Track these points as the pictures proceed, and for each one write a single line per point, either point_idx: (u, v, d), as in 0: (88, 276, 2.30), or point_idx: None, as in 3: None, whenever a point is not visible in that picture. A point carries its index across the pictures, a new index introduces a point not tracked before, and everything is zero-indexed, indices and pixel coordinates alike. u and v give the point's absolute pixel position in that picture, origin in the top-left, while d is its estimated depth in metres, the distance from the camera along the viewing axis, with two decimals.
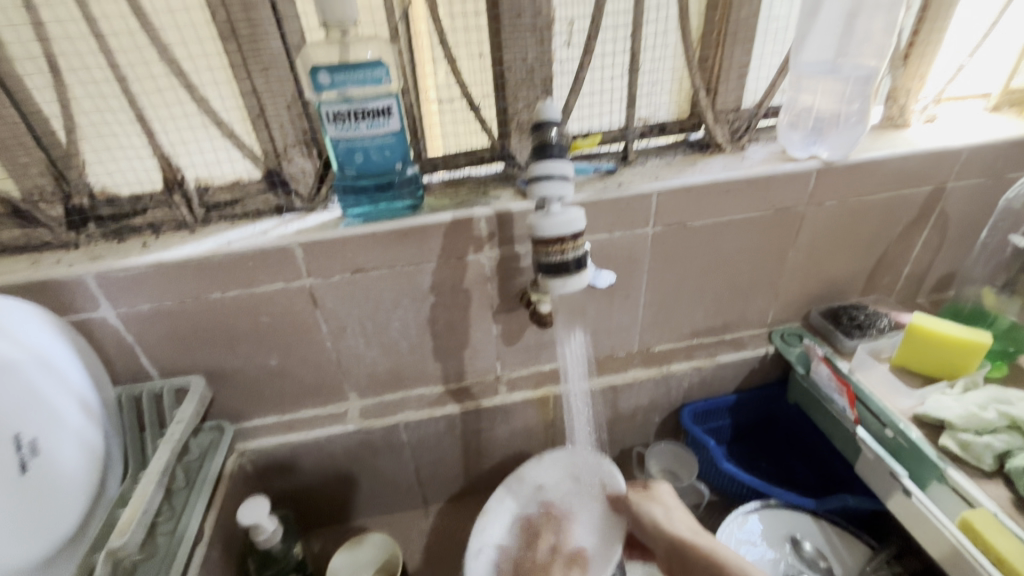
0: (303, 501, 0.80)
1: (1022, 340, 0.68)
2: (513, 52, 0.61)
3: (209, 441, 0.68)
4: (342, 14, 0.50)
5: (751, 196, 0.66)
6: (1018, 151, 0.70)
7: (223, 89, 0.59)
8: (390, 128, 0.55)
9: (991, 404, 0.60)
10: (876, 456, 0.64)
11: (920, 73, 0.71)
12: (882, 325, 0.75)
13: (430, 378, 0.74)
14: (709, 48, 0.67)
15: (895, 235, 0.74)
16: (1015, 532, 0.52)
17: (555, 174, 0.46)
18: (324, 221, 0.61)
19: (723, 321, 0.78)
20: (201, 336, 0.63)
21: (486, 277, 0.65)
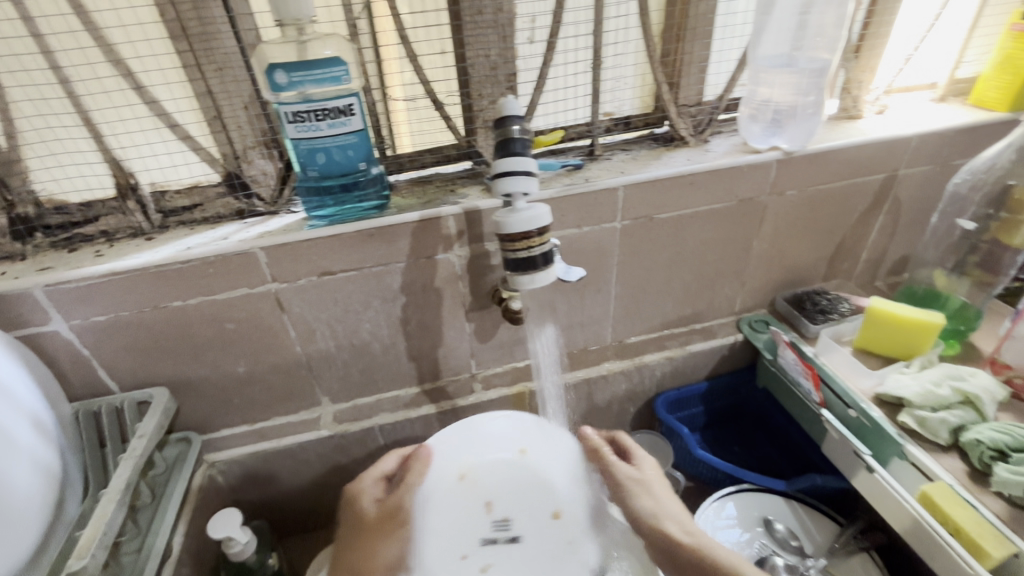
0: (279, 511, 0.78)
1: (971, 319, 0.71)
2: (475, 49, 0.61)
3: (176, 453, 0.66)
4: (297, 12, 0.49)
5: (716, 187, 0.67)
6: (963, 139, 0.73)
7: (175, 90, 0.57)
8: (352, 127, 0.55)
9: (946, 381, 0.63)
10: (841, 436, 0.66)
11: (870, 65, 0.74)
12: (843, 309, 0.77)
13: (405, 380, 0.73)
14: (671, 43, 0.68)
15: (853, 222, 0.77)
16: (971, 502, 0.54)
17: (519, 170, 0.45)
18: (287, 224, 0.60)
19: (693, 310, 0.79)
20: (162, 346, 0.60)
21: (456, 276, 0.65)
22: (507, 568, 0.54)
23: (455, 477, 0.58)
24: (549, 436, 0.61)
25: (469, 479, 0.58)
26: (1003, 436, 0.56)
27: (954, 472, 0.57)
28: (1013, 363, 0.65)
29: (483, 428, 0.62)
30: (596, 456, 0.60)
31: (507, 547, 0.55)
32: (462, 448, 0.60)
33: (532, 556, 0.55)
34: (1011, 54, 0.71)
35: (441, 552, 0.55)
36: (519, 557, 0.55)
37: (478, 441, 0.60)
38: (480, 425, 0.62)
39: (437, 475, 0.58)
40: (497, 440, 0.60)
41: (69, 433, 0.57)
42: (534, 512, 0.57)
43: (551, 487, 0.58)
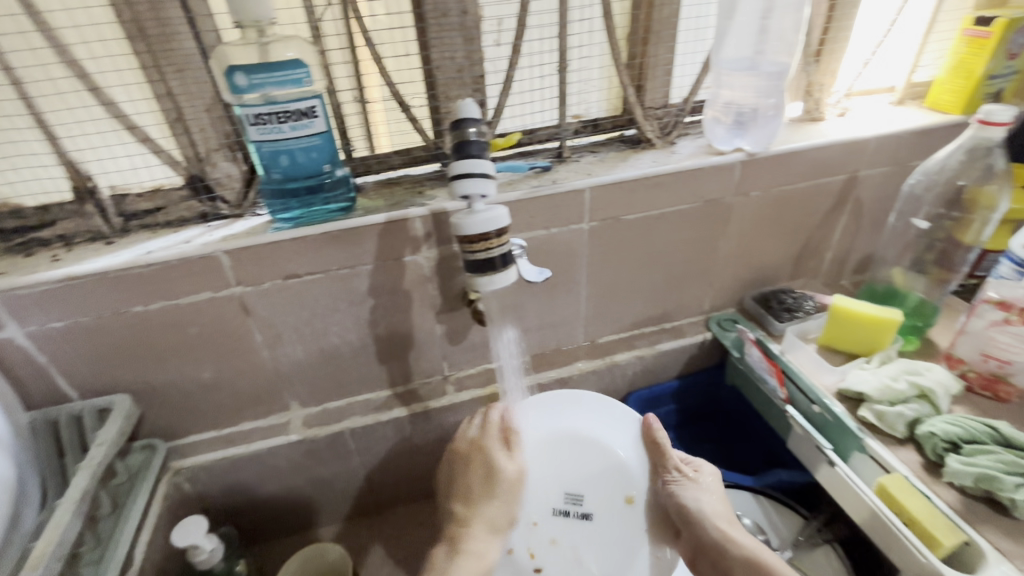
0: (250, 517, 0.78)
1: (927, 314, 0.74)
2: (441, 51, 0.61)
3: (141, 461, 0.65)
4: (256, 14, 0.49)
5: (682, 188, 0.68)
6: (919, 141, 0.75)
7: (133, 91, 0.56)
8: (316, 128, 0.54)
9: (903, 376, 0.64)
10: (805, 431, 0.68)
11: (831, 69, 0.76)
12: (808, 307, 0.79)
13: (376, 383, 0.73)
14: (636, 46, 0.69)
15: (816, 222, 0.79)
16: (924, 493, 0.56)
17: (476, 172, 0.45)
18: (252, 227, 0.59)
19: (663, 310, 0.80)
20: (123, 352, 0.59)
21: (425, 278, 0.65)
22: (577, 539, 0.57)
23: (533, 447, 0.61)
24: (617, 419, 0.62)
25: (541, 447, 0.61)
26: (956, 428, 0.58)
27: (910, 464, 0.59)
28: (967, 357, 0.66)
29: (560, 404, 0.63)
30: (655, 448, 0.61)
31: (579, 523, 0.58)
32: (536, 423, 0.62)
33: (602, 535, 0.57)
34: (963, 59, 0.74)
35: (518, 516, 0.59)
36: (590, 534, 0.57)
37: (553, 416, 0.62)
38: (551, 401, 0.63)
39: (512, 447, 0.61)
40: (573, 417, 0.61)
41: (25, 441, 0.55)
42: (606, 492, 0.58)
43: (622, 470, 0.59)
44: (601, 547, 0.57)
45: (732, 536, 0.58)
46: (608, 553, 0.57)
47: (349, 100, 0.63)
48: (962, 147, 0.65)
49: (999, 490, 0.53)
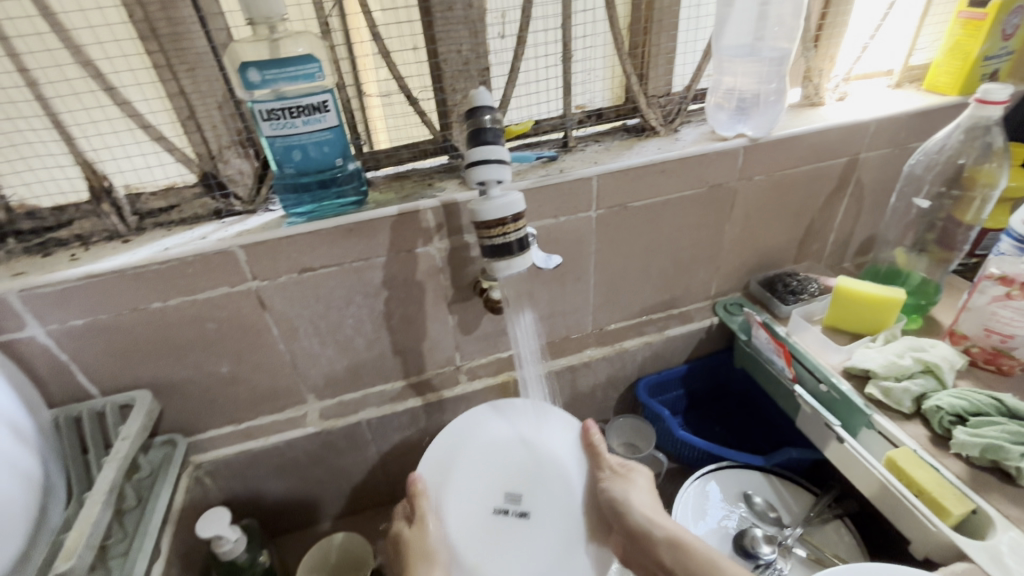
0: (268, 510, 0.79)
1: (931, 293, 0.75)
2: (447, 44, 0.62)
3: (162, 456, 0.66)
4: (268, 10, 0.50)
5: (687, 174, 0.69)
6: (918, 123, 0.77)
7: (146, 91, 0.57)
8: (328, 123, 0.55)
9: (908, 352, 0.66)
10: (813, 409, 0.69)
11: (829, 54, 0.77)
12: (813, 289, 0.80)
13: (390, 374, 0.74)
14: (638, 36, 0.70)
15: (819, 205, 0.80)
16: (932, 465, 0.57)
17: (492, 158, 0.46)
18: (267, 222, 0.60)
19: (670, 296, 0.81)
20: (143, 349, 0.60)
21: (437, 269, 0.66)
22: (517, 539, 0.58)
23: (488, 447, 0.62)
24: (563, 424, 0.64)
25: (491, 448, 0.62)
26: (962, 402, 0.59)
27: (918, 438, 0.60)
28: (970, 333, 0.67)
29: (521, 410, 0.64)
30: (594, 453, 0.64)
31: (517, 521, 0.59)
32: (493, 419, 0.64)
33: (539, 528, 0.59)
34: (959, 40, 0.75)
35: (464, 516, 0.59)
36: (526, 533, 0.58)
37: (513, 422, 0.63)
38: (517, 406, 0.64)
39: (469, 442, 0.62)
40: (531, 422, 0.63)
41: (50, 438, 0.56)
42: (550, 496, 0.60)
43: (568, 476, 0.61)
44: (534, 550, 0.58)
45: (658, 520, 0.59)
46: (546, 555, 0.58)
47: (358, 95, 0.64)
48: (960, 126, 0.67)
49: (1004, 460, 0.54)
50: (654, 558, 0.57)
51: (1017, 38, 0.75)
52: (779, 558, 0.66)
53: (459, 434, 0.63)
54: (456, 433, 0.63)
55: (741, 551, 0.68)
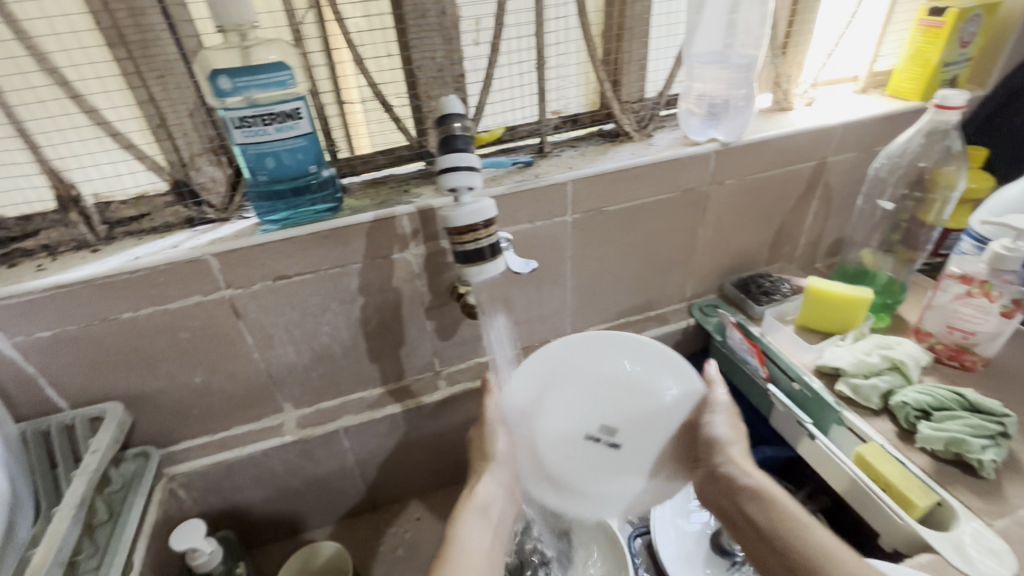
0: (247, 521, 0.78)
1: (897, 292, 0.77)
2: (421, 52, 0.62)
3: (135, 468, 0.64)
4: (238, 17, 0.50)
5: (660, 179, 0.70)
6: (883, 127, 0.79)
7: (115, 98, 0.56)
8: (301, 130, 0.55)
9: (875, 350, 0.68)
10: (786, 407, 0.71)
11: (797, 61, 0.79)
12: (785, 289, 0.82)
13: (368, 381, 0.73)
14: (611, 42, 0.71)
15: (790, 207, 0.82)
16: (899, 459, 0.59)
17: (462, 165, 0.47)
18: (240, 230, 0.60)
19: (647, 298, 0.83)
20: (113, 360, 0.59)
21: (414, 275, 0.66)
22: (603, 464, 0.58)
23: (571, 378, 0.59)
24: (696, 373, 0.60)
25: (586, 379, 0.59)
26: (926, 397, 0.61)
27: (885, 434, 0.62)
28: (934, 330, 0.69)
29: (602, 341, 0.61)
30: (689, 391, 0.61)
31: (607, 451, 0.58)
32: (587, 352, 0.60)
33: (626, 462, 0.58)
34: (920, 48, 0.77)
35: (554, 434, 0.58)
36: (614, 462, 0.58)
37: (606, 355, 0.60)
38: (646, 348, 0.60)
39: (558, 372, 0.59)
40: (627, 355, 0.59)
41: (16, 452, 0.55)
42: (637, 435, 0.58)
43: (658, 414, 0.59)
44: (614, 475, 0.58)
45: (746, 470, 0.59)
46: (626, 479, 0.59)
47: (332, 102, 0.64)
48: (922, 131, 0.69)
49: (967, 452, 0.56)
50: (737, 504, 0.59)
51: (975, 45, 0.78)
52: None
53: (552, 360, 0.60)
54: (552, 356, 0.60)
55: (718, 548, 0.68)
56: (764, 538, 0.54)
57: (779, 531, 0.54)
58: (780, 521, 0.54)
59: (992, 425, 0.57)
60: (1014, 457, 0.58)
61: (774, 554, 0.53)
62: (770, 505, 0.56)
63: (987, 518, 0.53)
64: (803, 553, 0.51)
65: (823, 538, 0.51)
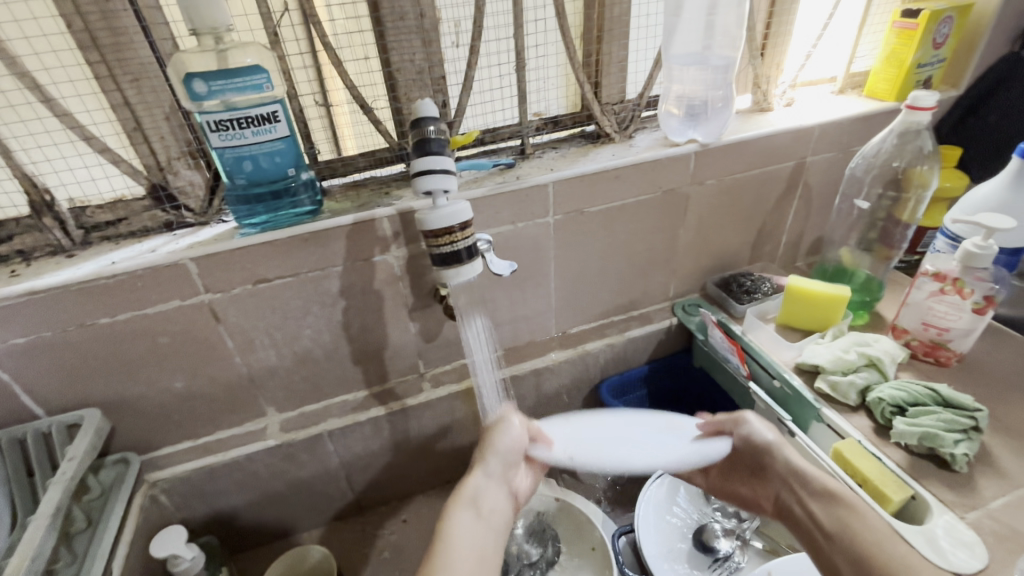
0: (231, 526, 0.77)
1: (875, 290, 0.78)
2: (400, 54, 0.62)
3: (114, 475, 0.64)
4: (212, 20, 0.49)
5: (640, 180, 0.71)
6: (860, 127, 0.80)
7: (87, 102, 0.56)
8: (278, 133, 0.55)
9: (853, 348, 0.69)
10: (766, 405, 0.72)
11: (775, 62, 0.80)
12: (765, 289, 0.83)
13: (352, 383, 0.73)
14: (591, 44, 0.72)
15: (770, 207, 0.83)
16: (875, 455, 0.60)
17: (437, 168, 0.47)
18: (219, 233, 0.60)
19: (630, 298, 0.83)
20: (90, 366, 0.59)
21: (396, 277, 0.66)
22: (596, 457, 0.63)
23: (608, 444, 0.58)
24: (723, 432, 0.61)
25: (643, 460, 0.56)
26: (901, 393, 0.62)
27: (863, 429, 0.63)
28: (910, 327, 0.71)
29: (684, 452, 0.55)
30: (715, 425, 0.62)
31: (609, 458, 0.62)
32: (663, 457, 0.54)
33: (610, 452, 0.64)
34: (894, 49, 0.78)
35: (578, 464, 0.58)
36: None
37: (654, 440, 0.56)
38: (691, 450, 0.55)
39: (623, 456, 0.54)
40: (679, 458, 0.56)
41: None
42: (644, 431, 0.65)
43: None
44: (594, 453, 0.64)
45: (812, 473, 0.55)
46: None
47: (314, 104, 0.64)
48: (894, 132, 0.70)
49: (939, 447, 0.57)
50: (804, 510, 0.54)
51: (948, 47, 0.80)
52: (735, 550, 0.69)
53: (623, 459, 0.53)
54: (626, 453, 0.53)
55: (700, 545, 0.69)
56: (836, 546, 0.50)
57: (851, 535, 0.49)
58: (848, 523, 0.50)
59: (964, 420, 0.58)
60: (986, 450, 0.59)
61: (850, 564, 0.48)
62: (838, 504, 0.51)
63: (960, 510, 0.54)
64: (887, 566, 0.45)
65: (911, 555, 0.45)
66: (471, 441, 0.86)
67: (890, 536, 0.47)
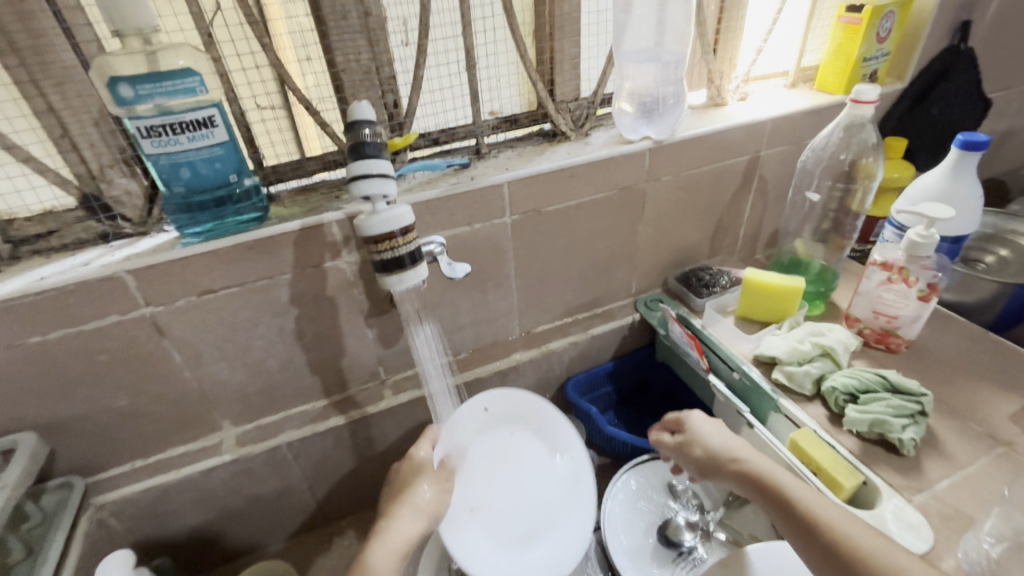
0: (188, 545, 0.75)
1: (829, 281, 0.80)
2: (344, 54, 0.60)
3: (57, 501, 0.61)
4: (137, 22, 0.47)
5: (597, 177, 0.71)
6: (811, 121, 0.82)
7: (7, 109, 0.52)
8: (216, 139, 0.53)
9: (808, 338, 0.70)
10: (726, 398, 0.73)
11: (727, 57, 0.81)
12: (724, 282, 0.83)
13: (310, 394, 0.72)
14: (544, 41, 0.71)
15: (728, 201, 0.84)
16: (829, 443, 0.61)
17: (375, 172, 0.46)
18: (158, 244, 0.57)
19: (593, 296, 0.83)
20: (22, 387, 0.56)
21: (349, 283, 0.64)
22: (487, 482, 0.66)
23: (503, 535, 0.65)
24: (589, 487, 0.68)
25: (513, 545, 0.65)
26: (853, 380, 0.63)
27: (817, 418, 0.64)
28: (862, 316, 0.73)
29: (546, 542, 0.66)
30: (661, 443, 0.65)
31: (497, 487, 0.66)
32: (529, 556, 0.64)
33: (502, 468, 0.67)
34: (841, 44, 0.80)
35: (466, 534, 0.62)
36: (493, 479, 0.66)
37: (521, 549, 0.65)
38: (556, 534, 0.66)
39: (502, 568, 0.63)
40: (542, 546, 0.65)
41: None
42: (536, 467, 0.69)
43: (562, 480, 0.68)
44: (486, 470, 0.66)
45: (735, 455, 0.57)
46: (494, 464, 0.67)
47: (267, 105, 0.62)
48: (840, 125, 0.72)
49: (889, 432, 0.59)
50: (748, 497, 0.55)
51: (892, 40, 0.82)
52: (699, 546, 0.68)
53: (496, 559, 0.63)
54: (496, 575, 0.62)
55: (665, 540, 0.69)
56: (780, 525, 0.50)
57: (791, 515, 0.49)
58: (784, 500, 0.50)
59: (911, 405, 0.60)
60: (933, 434, 0.61)
61: (798, 543, 0.48)
62: (770, 487, 0.52)
63: (908, 493, 0.56)
64: (829, 542, 0.46)
65: (851, 529, 0.46)
66: None
67: (822, 507, 0.48)
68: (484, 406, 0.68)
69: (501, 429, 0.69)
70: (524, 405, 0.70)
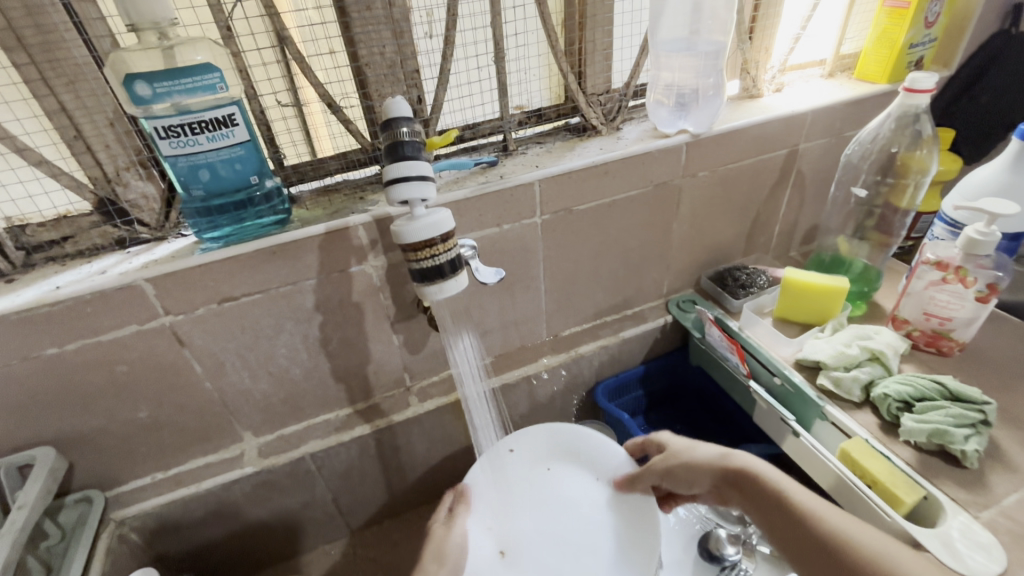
0: (212, 556, 0.73)
1: (872, 280, 0.76)
2: (368, 47, 0.57)
3: (77, 516, 0.59)
4: (153, 14, 0.44)
5: (631, 173, 0.67)
6: (853, 112, 0.78)
7: (17, 109, 0.49)
8: (238, 138, 0.50)
9: (855, 341, 0.66)
10: (769, 405, 0.70)
11: (764, 46, 0.77)
12: (762, 282, 0.80)
13: (334, 402, 0.69)
14: (573, 31, 0.67)
15: (764, 197, 0.80)
16: (883, 453, 0.58)
17: (413, 175, 0.43)
18: (177, 250, 0.54)
19: (623, 297, 0.80)
20: (40, 400, 0.53)
21: (376, 288, 0.62)
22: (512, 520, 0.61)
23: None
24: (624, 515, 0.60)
25: None
26: (907, 388, 0.60)
27: (868, 427, 0.61)
28: (911, 317, 0.68)
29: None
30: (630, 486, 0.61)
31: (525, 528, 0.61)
32: None
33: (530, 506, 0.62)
34: (886, 30, 0.75)
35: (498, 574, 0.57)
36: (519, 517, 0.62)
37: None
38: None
39: None
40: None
41: None
42: (568, 502, 0.62)
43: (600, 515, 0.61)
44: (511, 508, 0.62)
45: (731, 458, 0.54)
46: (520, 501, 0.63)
47: (286, 103, 0.59)
48: (891, 115, 0.68)
49: (950, 443, 0.55)
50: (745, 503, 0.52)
51: (940, 25, 0.77)
52: (743, 557, 0.65)
53: None
54: None
55: (707, 554, 0.66)
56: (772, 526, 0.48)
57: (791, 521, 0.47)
58: (782, 499, 0.48)
59: (973, 414, 0.56)
60: (996, 445, 0.57)
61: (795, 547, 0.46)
62: (756, 482, 0.51)
63: (974, 510, 0.52)
64: (825, 546, 0.44)
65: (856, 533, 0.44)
66: (463, 454, 0.82)
67: (823, 508, 0.46)
68: (508, 446, 0.66)
69: (528, 469, 0.65)
70: (548, 442, 0.67)
